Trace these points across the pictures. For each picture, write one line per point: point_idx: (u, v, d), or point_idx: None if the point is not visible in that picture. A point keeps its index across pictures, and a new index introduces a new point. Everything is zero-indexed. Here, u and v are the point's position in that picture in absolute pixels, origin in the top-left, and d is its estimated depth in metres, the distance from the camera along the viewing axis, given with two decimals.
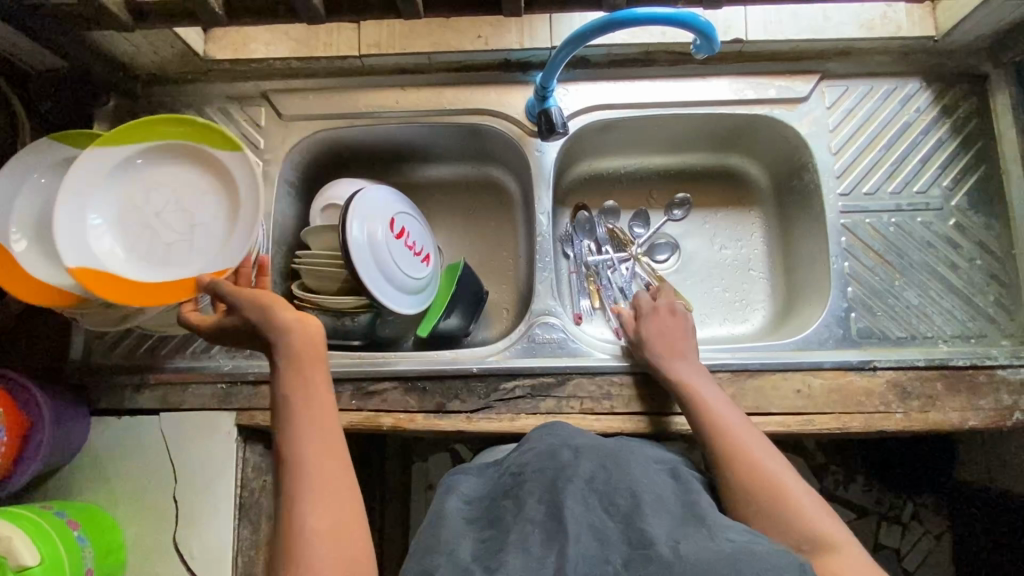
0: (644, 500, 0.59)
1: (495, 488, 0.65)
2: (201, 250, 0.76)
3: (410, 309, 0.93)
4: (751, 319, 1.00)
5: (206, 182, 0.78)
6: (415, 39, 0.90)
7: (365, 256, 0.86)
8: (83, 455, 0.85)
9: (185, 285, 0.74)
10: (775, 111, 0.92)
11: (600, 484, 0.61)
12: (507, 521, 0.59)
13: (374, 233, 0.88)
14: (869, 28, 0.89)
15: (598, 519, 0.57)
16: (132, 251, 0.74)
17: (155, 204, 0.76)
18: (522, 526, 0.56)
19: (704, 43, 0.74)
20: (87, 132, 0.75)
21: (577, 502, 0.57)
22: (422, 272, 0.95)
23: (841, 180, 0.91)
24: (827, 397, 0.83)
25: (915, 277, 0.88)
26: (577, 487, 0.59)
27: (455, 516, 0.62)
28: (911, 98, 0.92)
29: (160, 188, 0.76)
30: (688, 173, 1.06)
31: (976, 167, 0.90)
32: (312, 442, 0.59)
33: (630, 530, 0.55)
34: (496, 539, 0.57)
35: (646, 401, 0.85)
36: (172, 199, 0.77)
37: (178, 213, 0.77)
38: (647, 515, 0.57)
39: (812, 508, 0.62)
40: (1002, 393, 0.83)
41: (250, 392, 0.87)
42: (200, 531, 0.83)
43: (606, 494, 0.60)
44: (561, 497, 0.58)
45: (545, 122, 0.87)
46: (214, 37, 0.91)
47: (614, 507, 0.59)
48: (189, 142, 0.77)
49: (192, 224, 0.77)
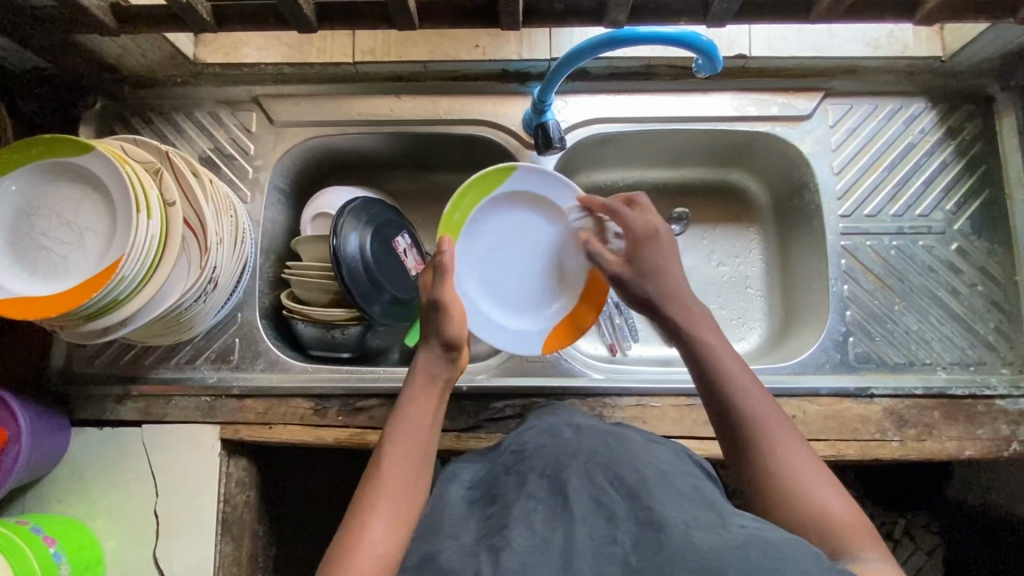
0: (650, 477, 0.54)
1: (493, 468, 0.63)
2: (106, 254, 0.71)
3: (499, 344, 0.83)
4: (747, 337, 0.99)
5: (83, 190, 0.73)
6: (412, 47, 0.88)
7: (563, 262, 0.87)
8: (61, 467, 0.84)
9: (100, 278, 0.68)
10: (777, 128, 0.90)
11: (603, 458, 0.57)
12: (509, 496, 0.55)
13: (539, 237, 0.87)
14: (875, 47, 0.87)
15: (602, 494, 0.52)
16: (40, 281, 0.71)
17: (54, 234, 0.73)
18: (525, 503, 0.53)
19: (706, 62, 0.72)
20: (48, 137, 0.71)
21: (581, 480, 0.54)
22: (487, 285, 0.86)
23: (843, 201, 0.90)
24: (822, 423, 0.82)
25: (915, 302, 0.87)
26: (579, 465, 0.56)
27: (457, 501, 0.59)
28: (915, 119, 0.90)
29: (61, 215, 0.73)
30: (687, 187, 1.04)
31: (979, 191, 0.89)
32: (418, 446, 0.65)
33: (637, 508, 0.51)
34: (499, 515, 0.53)
35: (637, 424, 0.83)
36: (69, 222, 0.73)
37: (72, 231, 0.73)
38: (655, 492, 0.52)
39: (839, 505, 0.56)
40: (1000, 423, 0.82)
41: (235, 406, 0.85)
42: (181, 546, 0.81)
43: (610, 467, 0.56)
44: (564, 476, 0.55)
45: (542, 135, 0.85)
46: (204, 40, 0.89)
47: (619, 480, 0.54)
48: (62, 156, 0.72)
49: (82, 232, 0.73)
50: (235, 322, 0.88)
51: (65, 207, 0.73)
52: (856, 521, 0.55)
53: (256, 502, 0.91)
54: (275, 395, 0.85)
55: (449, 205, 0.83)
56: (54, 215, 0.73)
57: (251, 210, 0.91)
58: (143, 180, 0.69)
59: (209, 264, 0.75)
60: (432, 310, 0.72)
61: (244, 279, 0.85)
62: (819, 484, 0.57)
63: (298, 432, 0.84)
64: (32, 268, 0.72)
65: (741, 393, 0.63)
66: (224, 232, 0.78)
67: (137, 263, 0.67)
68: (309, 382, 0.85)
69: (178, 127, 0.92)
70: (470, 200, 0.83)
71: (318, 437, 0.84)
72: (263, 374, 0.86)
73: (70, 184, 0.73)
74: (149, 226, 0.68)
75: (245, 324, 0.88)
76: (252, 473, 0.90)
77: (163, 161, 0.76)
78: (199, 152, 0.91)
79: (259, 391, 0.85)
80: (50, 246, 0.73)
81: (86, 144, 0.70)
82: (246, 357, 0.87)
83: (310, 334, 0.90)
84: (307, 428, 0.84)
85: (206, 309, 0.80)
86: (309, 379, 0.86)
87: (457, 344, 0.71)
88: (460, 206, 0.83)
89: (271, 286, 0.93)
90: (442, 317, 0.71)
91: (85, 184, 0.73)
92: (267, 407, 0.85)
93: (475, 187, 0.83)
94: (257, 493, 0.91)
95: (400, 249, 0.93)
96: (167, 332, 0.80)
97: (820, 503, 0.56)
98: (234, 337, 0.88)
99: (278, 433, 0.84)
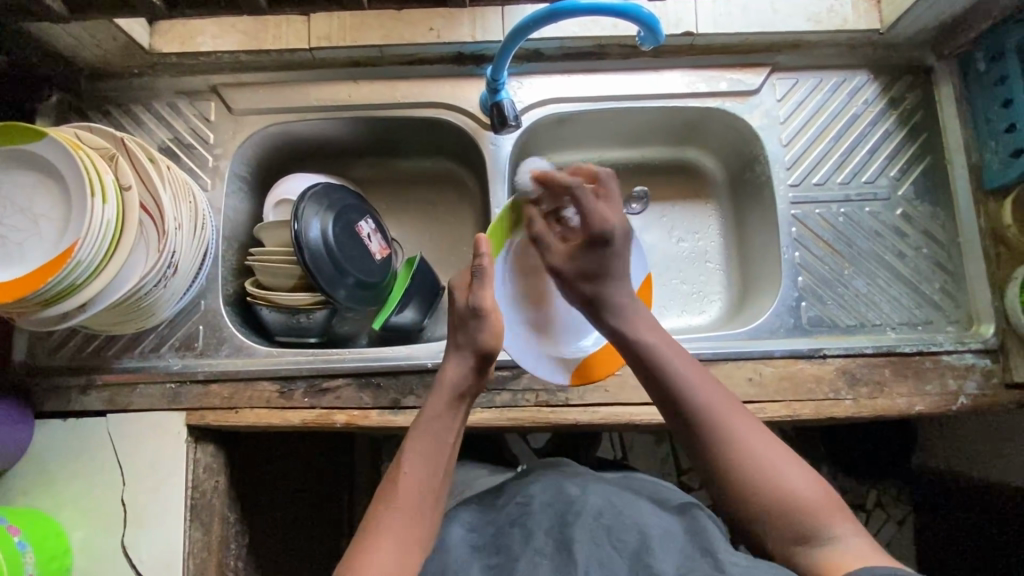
0: (652, 535, 0.58)
1: (495, 522, 0.66)
2: (61, 239, 0.71)
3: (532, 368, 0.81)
4: (707, 310, 1.01)
5: (35, 176, 0.73)
6: (366, 31, 0.89)
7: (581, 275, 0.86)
8: (25, 461, 0.83)
9: (54, 264, 0.68)
10: (726, 104, 0.93)
11: (609, 519, 0.61)
12: (515, 549, 0.60)
13: None
14: (817, 22, 0.90)
15: (605, 556, 0.57)
16: None
17: (11, 221, 0.73)
18: (531, 558, 0.58)
19: (649, 35, 0.74)
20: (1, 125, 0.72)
21: (585, 537, 0.58)
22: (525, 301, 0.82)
23: (792, 171, 0.92)
24: (777, 385, 0.84)
25: (864, 266, 0.90)
26: (585, 522, 0.60)
27: (459, 546, 0.64)
28: (859, 91, 0.93)
29: (16, 203, 0.74)
30: (646, 166, 1.06)
31: (921, 158, 0.92)
32: (433, 470, 0.65)
33: (638, 568, 0.55)
34: (503, 567, 0.59)
35: (599, 393, 0.85)
36: (24, 210, 0.73)
37: (26, 218, 0.73)
38: (655, 549, 0.56)
39: (807, 490, 0.59)
40: (947, 378, 0.85)
41: (200, 391, 0.85)
42: (150, 533, 0.81)
43: (613, 529, 0.60)
44: (569, 532, 0.59)
45: (497, 115, 0.86)
46: (160, 30, 0.89)
47: (621, 543, 0.58)
48: (13, 142, 0.72)
49: (36, 220, 0.73)
50: (198, 310, 0.88)
51: (20, 197, 0.73)
52: (827, 499, 0.59)
53: (230, 489, 0.91)
54: (240, 379, 0.86)
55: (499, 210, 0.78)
56: (11, 205, 0.74)
57: (212, 198, 0.91)
58: (98, 167, 0.69)
59: (168, 249, 0.75)
60: (471, 315, 0.69)
61: (206, 265, 0.86)
62: (780, 465, 0.60)
63: (265, 415, 0.84)
64: None
65: (690, 387, 0.65)
66: (182, 217, 0.79)
67: (92, 249, 0.67)
68: (275, 365, 0.86)
69: (136, 118, 0.92)
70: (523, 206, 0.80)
71: (283, 419, 0.84)
72: (227, 360, 0.87)
73: (23, 171, 0.73)
74: (105, 211, 0.68)
75: (208, 312, 0.88)
76: (223, 460, 0.90)
77: (119, 149, 0.76)
78: (157, 142, 0.91)
79: (224, 375, 0.86)
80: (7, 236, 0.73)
81: (38, 130, 0.70)
82: (211, 344, 0.88)
83: (275, 321, 0.91)
84: (274, 411, 0.85)
85: (167, 295, 0.80)
86: (275, 363, 0.87)
87: (491, 358, 0.70)
88: (509, 213, 0.79)
89: (233, 274, 0.93)
90: (482, 326, 0.69)
91: (36, 171, 0.73)
92: (233, 392, 0.85)
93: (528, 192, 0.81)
94: (230, 480, 0.92)
95: (364, 234, 0.93)
96: (128, 319, 0.80)
97: (793, 497, 0.59)
98: (198, 324, 0.88)
99: (245, 417, 0.84)
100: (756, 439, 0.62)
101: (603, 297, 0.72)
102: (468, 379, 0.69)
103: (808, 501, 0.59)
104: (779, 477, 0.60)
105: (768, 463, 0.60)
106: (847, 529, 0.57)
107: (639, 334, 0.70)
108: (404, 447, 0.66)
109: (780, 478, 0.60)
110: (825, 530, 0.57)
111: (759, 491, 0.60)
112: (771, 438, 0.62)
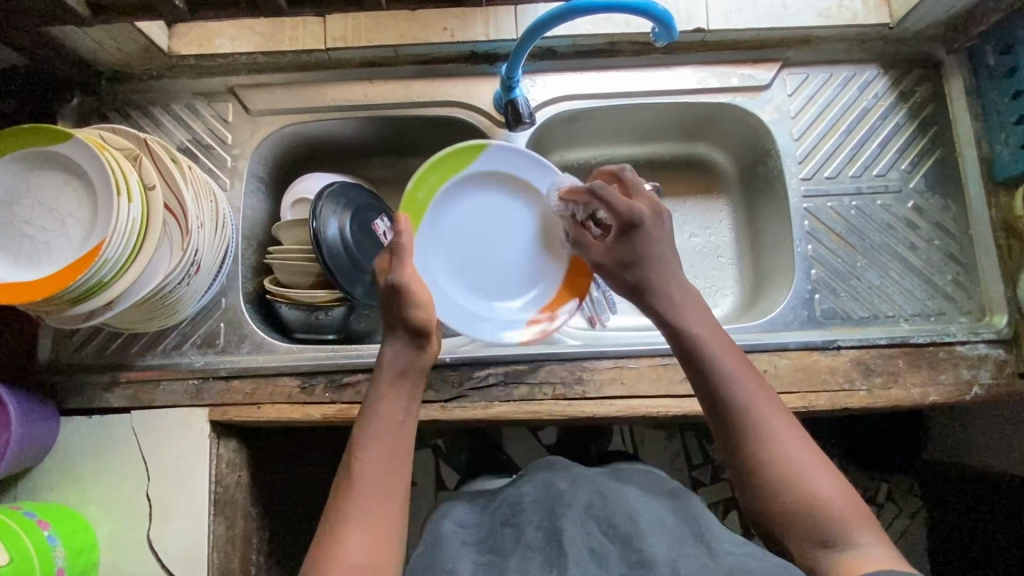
0: (642, 521, 0.62)
1: (491, 519, 0.68)
2: (88, 238, 0.73)
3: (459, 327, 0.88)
4: (720, 304, 1.02)
5: (62, 177, 0.75)
6: (382, 32, 0.90)
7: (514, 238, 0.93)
8: (51, 457, 0.84)
9: (81, 263, 0.69)
10: (737, 99, 0.94)
11: (598, 509, 0.64)
12: (507, 547, 0.62)
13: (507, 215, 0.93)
14: (826, 16, 0.90)
15: (596, 541, 0.60)
16: (24, 268, 0.73)
17: (37, 220, 0.75)
18: (522, 554, 0.59)
19: (663, 31, 0.75)
20: (28, 127, 0.73)
21: (576, 526, 0.61)
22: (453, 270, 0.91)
23: (803, 165, 0.93)
24: (792, 376, 0.85)
25: (877, 258, 0.91)
26: (576, 513, 0.63)
27: (451, 540, 0.65)
28: (870, 84, 0.94)
29: (42, 203, 0.75)
30: (657, 162, 1.07)
31: (931, 151, 0.93)
32: (392, 451, 0.63)
33: (628, 551, 0.58)
34: (496, 564, 0.60)
35: (616, 385, 0.86)
36: (51, 209, 0.75)
37: (53, 218, 0.75)
38: (645, 535, 0.59)
39: (835, 496, 0.58)
40: (961, 368, 0.85)
41: (222, 388, 0.87)
42: (174, 528, 0.83)
43: (603, 517, 0.63)
44: (560, 525, 0.61)
45: (512, 112, 0.87)
46: (179, 32, 0.91)
47: (613, 528, 0.61)
48: (39, 143, 0.73)
49: (63, 219, 0.75)
50: (219, 308, 0.90)
51: (46, 197, 0.75)
52: (854, 505, 0.58)
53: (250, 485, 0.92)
54: (262, 375, 0.87)
55: (410, 186, 0.87)
56: (36, 204, 0.75)
57: (230, 197, 0.92)
58: (124, 167, 0.71)
59: (191, 248, 0.77)
60: (392, 293, 0.70)
61: (225, 264, 0.87)
62: (810, 467, 0.60)
63: (287, 410, 0.86)
64: (17, 256, 0.73)
65: (733, 381, 0.64)
66: (205, 217, 0.80)
67: (120, 247, 0.69)
68: (296, 361, 0.87)
69: (155, 119, 0.94)
70: (435, 178, 0.88)
71: (305, 414, 0.85)
72: (249, 356, 0.88)
73: (49, 172, 0.75)
74: (131, 210, 0.69)
75: (229, 309, 0.90)
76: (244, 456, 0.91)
77: (142, 149, 0.77)
78: (177, 143, 0.93)
79: (246, 372, 0.87)
80: (34, 236, 0.74)
81: (65, 131, 0.71)
82: (232, 341, 0.89)
83: (294, 317, 0.92)
84: (295, 406, 0.86)
85: (189, 293, 0.82)
86: (295, 359, 0.88)
87: (426, 332, 0.70)
88: (422, 186, 0.87)
89: (252, 272, 0.95)
90: (407, 300, 0.70)
91: (62, 171, 0.75)
92: (255, 388, 0.87)
93: (441, 166, 0.88)
94: (250, 476, 0.93)
95: (380, 232, 0.95)
96: (150, 317, 0.81)
97: (818, 501, 0.58)
98: (219, 322, 0.89)
99: (267, 413, 0.86)
100: (792, 440, 0.61)
101: (644, 284, 0.74)
102: (407, 355, 0.69)
103: (834, 506, 0.58)
104: (807, 479, 0.59)
105: (800, 465, 0.60)
106: (873, 540, 0.56)
107: (686, 323, 0.69)
108: (357, 432, 0.64)
109: (808, 483, 0.59)
110: (848, 538, 0.56)
111: (787, 491, 0.59)
112: (806, 442, 0.61)
